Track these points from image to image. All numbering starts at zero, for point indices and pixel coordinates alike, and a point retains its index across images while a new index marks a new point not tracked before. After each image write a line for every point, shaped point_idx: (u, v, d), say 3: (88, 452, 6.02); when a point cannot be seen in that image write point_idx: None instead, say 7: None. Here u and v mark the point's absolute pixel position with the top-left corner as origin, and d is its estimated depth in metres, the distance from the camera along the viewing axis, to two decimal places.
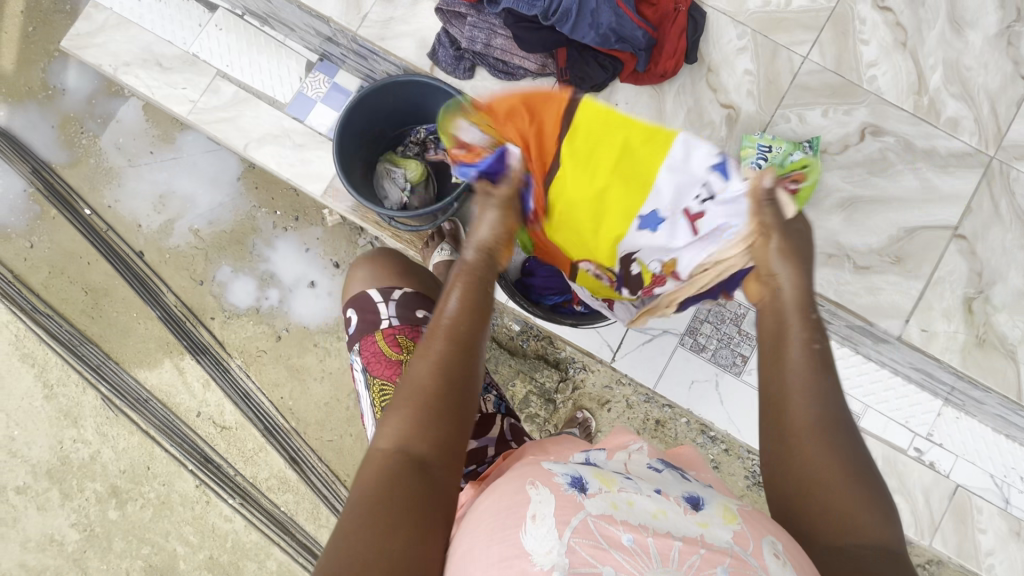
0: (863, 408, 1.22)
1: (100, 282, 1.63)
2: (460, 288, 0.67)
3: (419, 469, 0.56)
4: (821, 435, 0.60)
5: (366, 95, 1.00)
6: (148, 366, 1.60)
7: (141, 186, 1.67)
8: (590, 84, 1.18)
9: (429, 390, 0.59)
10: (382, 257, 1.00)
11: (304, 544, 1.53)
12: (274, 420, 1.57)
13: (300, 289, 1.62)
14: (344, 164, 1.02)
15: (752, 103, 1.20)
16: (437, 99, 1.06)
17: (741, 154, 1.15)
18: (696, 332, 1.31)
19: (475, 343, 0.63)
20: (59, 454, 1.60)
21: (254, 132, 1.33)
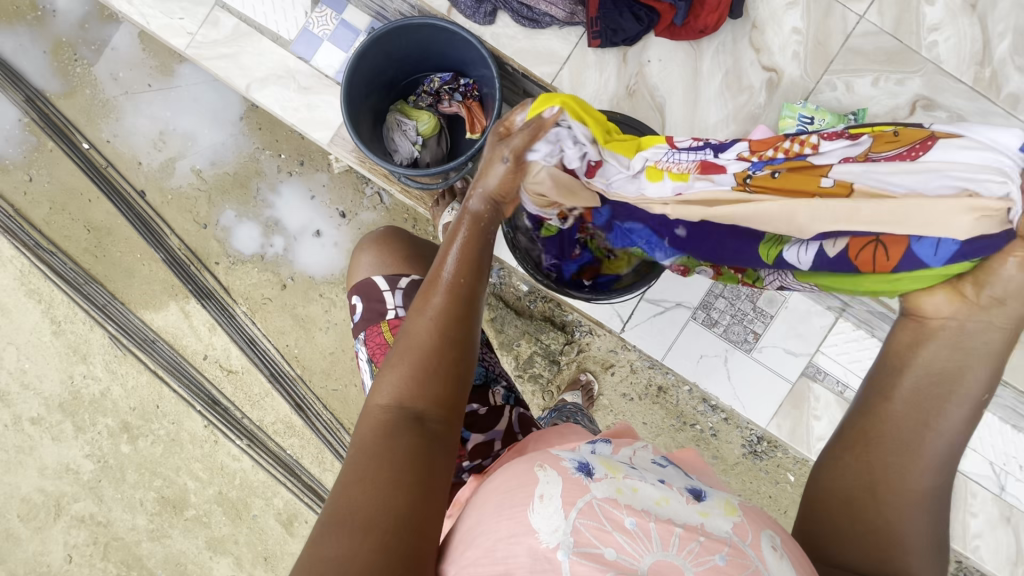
0: None
1: (102, 220, 1.60)
2: (464, 236, 0.62)
3: (417, 423, 0.56)
4: (931, 503, 0.56)
5: (376, 39, 0.93)
6: (154, 309, 1.60)
7: (139, 121, 1.60)
8: (623, 37, 1.09)
9: (426, 340, 0.58)
10: (387, 238, 0.97)
11: (309, 485, 1.58)
12: (280, 366, 1.58)
13: (305, 238, 1.59)
14: (353, 118, 0.95)
15: (796, 67, 1.10)
16: (450, 44, 0.98)
17: (779, 124, 1.07)
18: (710, 307, 1.27)
19: (477, 296, 0.61)
20: (70, 388, 1.63)
21: (256, 72, 1.24)
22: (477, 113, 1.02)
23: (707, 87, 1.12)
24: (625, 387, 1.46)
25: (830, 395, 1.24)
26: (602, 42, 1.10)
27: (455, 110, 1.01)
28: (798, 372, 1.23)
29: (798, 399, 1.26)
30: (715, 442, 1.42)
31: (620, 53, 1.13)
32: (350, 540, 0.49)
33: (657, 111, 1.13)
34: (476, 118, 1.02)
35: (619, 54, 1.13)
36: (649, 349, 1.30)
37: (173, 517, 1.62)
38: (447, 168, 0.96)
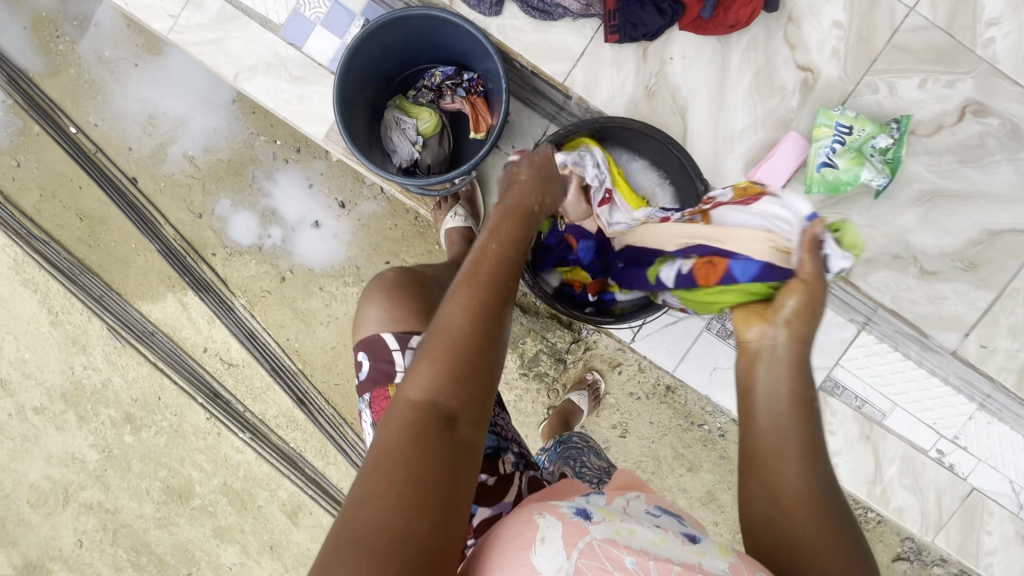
0: (891, 408, 1.15)
1: (95, 208, 1.55)
2: (504, 228, 0.68)
3: (447, 426, 0.53)
4: (811, 503, 0.53)
5: (371, 30, 0.84)
6: (152, 300, 1.56)
7: (127, 103, 1.52)
8: (644, 31, 1.07)
9: (463, 330, 0.57)
10: (397, 289, 0.91)
11: (313, 478, 1.58)
12: (281, 360, 1.55)
13: (304, 229, 1.53)
14: (347, 117, 0.87)
15: (834, 67, 1.10)
16: (453, 35, 0.90)
17: (814, 133, 1.08)
18: None
19: (510, 293, 0.62)
20: (72, 379, 1.62)
21: (246, 60, 1.15)
22: (482, 112, 0.95)
23: (735, 89, 1.11)
24: (632, 385, 1.45)
25: (847, 409, 1.16)
26: (620, 38, 1.07)
27: (459, 108, 0.94)
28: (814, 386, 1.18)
29: None
30: (722, 442, 1.44)
31: (640, 49, 1.12)
32: (366, 563, 0.46)
33: (679, 113, 1.12)
34: (482, 117, 0.95)
35: (640, 51, 1.12)
36: (662, 360, 1.37)
37: (180, 506, 1.64)
38: (452, 175, 0.88)
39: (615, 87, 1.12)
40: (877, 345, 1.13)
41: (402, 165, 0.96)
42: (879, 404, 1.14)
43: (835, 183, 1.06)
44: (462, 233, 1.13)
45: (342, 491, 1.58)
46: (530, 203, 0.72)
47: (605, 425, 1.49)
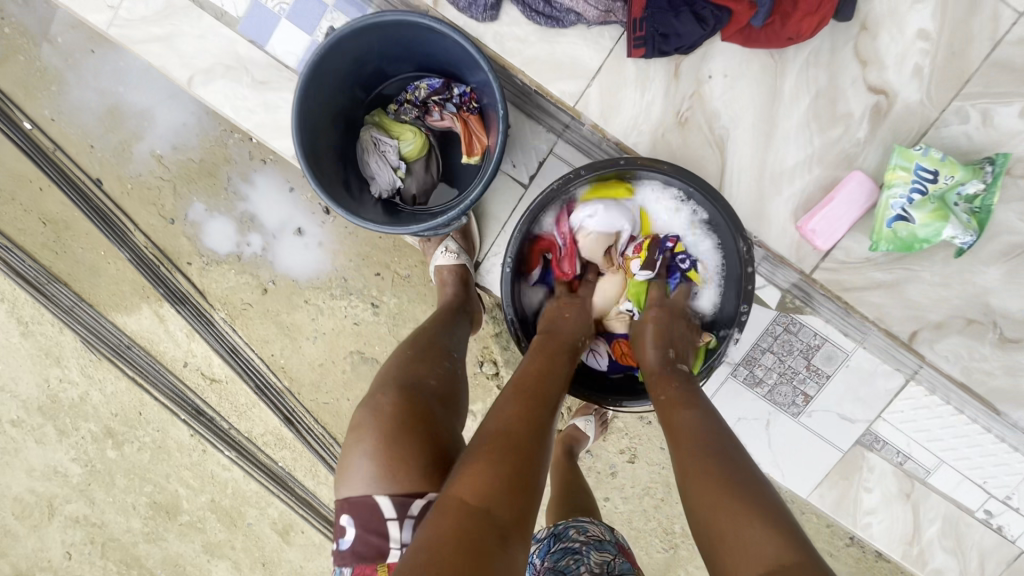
0: (936, 464, 1.13)
1: (59, 212, 1.41)
2: (539, 360, 0.93)
3: (486, 513, 0.66)
4: (716, 453, 0.76)
5: (337, 37, 0.72)
6: (126, 311, 1.45)
7: (85, 94, 1.36)
8: (682, 41, 1.00)
9: (509, 440, 0.75)
10: (396, 437, 0.75)
11: (303, 498, 1.51)
12: (266, 377, 1.45)
13: (286, 237, 1.39)
14: (310, 144, 0.74)
15: (913, 90, 1.04)
16: (437, 42, 0.78)
17: (888, 177, 1.01)
18: (754, 363, 1.14)
19: (543, 410, 0.83)
20: (47, 392, 1.53)
21: (198, 60, 1.09)
22: (476, 131, 0.84)
23: (789, 115, 1.06)
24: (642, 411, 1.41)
25: (887, 465, 1.14)
26: (647, 50, 1.01)
27: (448, 126, 0.83)
28: (852, 440, 1.14)
29: (850, 468, 1.15)
30: None
31: (672, 66, 1.07)
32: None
33: (717, 144, 1.08)
34: (476, 138, 0.84)
35: (671, 68, 1.07)
36: None
37: (167, 521, 1.58)
38: (445, 219, 0.79)
39: (637, 109, 1.08)
40: (930, 401, 1.11)
41: (382, 196, 0.84)
42: (924, 458, 1.13)
43: (908, 241, 1.02)
44: (458, 271, 1.08)
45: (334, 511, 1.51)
46: (579, 340, 1.00)
47: (612, 450, 1.43)
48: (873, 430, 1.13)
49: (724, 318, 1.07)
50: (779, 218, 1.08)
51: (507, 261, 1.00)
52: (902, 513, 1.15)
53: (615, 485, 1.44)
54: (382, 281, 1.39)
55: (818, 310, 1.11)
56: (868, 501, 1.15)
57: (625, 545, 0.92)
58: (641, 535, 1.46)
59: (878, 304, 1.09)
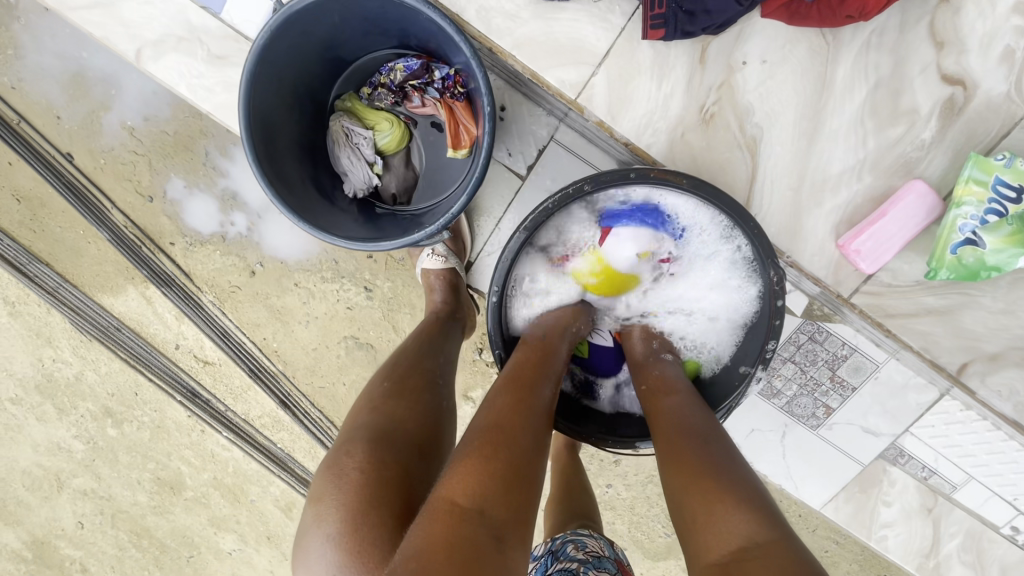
0: (964, 480, 1.08)
1: (31, 188, 1.33)
2: (532, 349, 0.87)
3: (478, 516, 0.60)
4: (693, 442, 0.74)
5: (291, 19, 0.67)
6: (111, 293, 1.40)
7: (46, 59, 1.25)
8: (716, 20, 0.88)
9: (502, 435, 0.70)
10: (360, 511, 0.67)
11: (303, 478, 1.50)
12: (259, 361, 1.41)
13: (271, 216, 1.31)
14: (268, 146, 0.71)
15: (999, 78, 0.92)
16: (409, 18, 0.72)
17: (957, 194, 0.90)
18: (773, 374, 1.07)
19: (534, 398, 0.78)
20: (42, 371, 1.51)
21: (147, 32, 0.99)
22: (463, 119, 0.78)
23: (840, 109, 0.95)
24: None
25: (910, 480, 1.10)
26: (669, 33, 0.89)
27: (429, 113, 0.79)
28: (873, 454, 1.09)
29: (868, 480, 1.12)
30: None
31: (698, 50, 0.95)
32: None
33: (748, 146, 0.98)
34: (462, 127, 0.79)
35: (697, 50, 0.95)
36: None
37: (173, 496, 1.59)
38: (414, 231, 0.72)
39: (652, 104, 0.98)
40: (966, 416, 1.04)
41: (357, 195, 0.81)
42: (951, 474, 1.08)
43: (974, 270, 0.92)
44: (446, 276, 1.01)
45: None
46: (574, 326, 0.93)
47: None
48: (898, 444, 1.08)
49: (744, 354, 0.93)
50: (822, 224, 0.98)
51: (495, 288, 0.88)
52: (920, 527, 1.12)
53: (618, 473, 1.41)
54: (374, 264, 1.32)
55: (848, 318, 1.02)
56: (885, 515, 1.12)
57: (623, 562, 0.91)
58: (644, 520, 1.44)
59: (926, 332, 0.99)
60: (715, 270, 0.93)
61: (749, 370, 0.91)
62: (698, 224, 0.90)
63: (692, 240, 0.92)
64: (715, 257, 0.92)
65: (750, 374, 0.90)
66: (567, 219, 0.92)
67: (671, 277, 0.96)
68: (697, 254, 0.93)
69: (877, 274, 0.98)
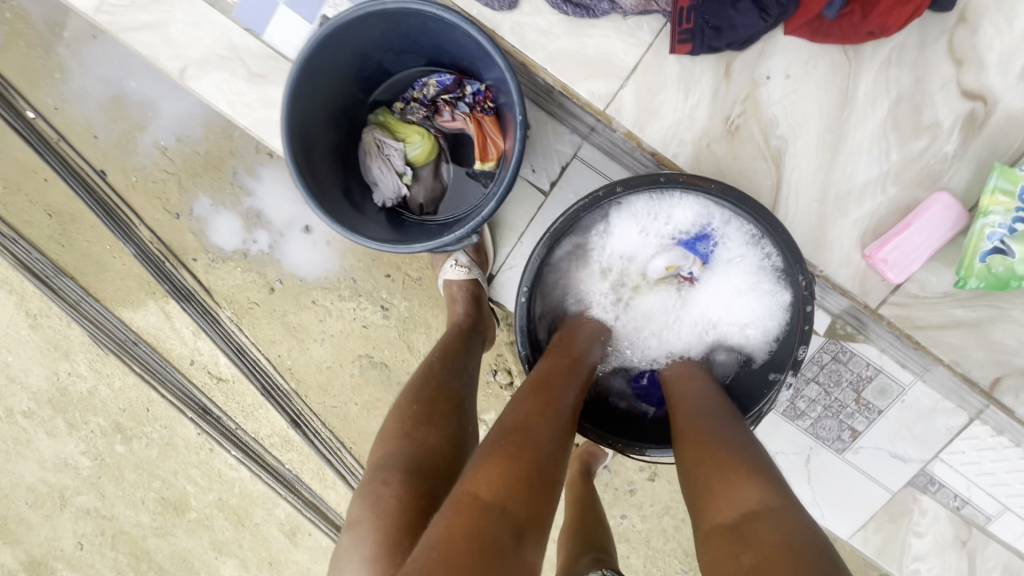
0: (999, 511, 1.04)
1: (63, 204, 1.37)
2: (562, 355, 0.86)
3: (501, 512, 0.58)
4: (709, 423, 0.74)
5: (333, 32, 0.70)
6: (131, 307, 1.42)
7: (89, 82, 1.31)
8: (739, 37, 0.91)
9: (528, 436, 0.69)
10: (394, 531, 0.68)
11: (310, 501, 1.48)
12: (272, 378, 1.41)
13: (293, 234, 1.33)
14: (305, 155, 0.73)
15: (1018, 95, 0.92)
16: (446, 34, 0.75)
17: (986, 201, 0.89)
18: (797, 395, 1.06)
19: (561, 405, 0.76)
20: (57, 384, 1.52)
21: (195, 51, 1.05)
22: (491, 133, 0.82)
23: (864, 123, 0.95)
24: None
25: (941, 509, 1.06)
26: (694, 47, 0.92)
27: (458, 127, 0.82)
28: (903, 480, 1.06)
29: (898, 510, 1.08)
30: None
31: (722, 65, 0.96)
32: None
33: (772, 158, 0.98)
34: (490, 140, 0.82)
35: (722, 67, 0.96)
36: None
37: (176, 517, 1.56)
38: (448, 237, 0.73)
39: (679, 115, 0.98)
40: (997, 441, 1.02)
41: (387, 204, 0.84)
42: (983, 504, 1.04)
43: (1006, 278, 0.90)
44: (468, 287, 1.02)
45: (340, 516, 1.48)
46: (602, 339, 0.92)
47: (632, 467, 1.36)
48: (928, 470, 1.05)
49: (775, 361, 0.92)
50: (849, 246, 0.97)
51: (524, 289, 0.89)
52: (954, 561, 1.07)
53: (633, 504, 1.37)
54: (392, 283, 1.33)
55: (872, 338, 1.03)
56: (917, 547, 1.08)
57: None
58: (660, 555, 1.38)
59: (954, 344, 0.96)
60: (741, 284, 0.92)
61: (779, 377, 0.90)
62: (724, 236, 0.91)
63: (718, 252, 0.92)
64: (739, 272, 0.92)
65: (779, 380, 0.89)
66: (595, 228, 0.93)
67: (693, 297, 0.95)
68: (722, 271, 0.93)
69: (903, 285, 0.96)
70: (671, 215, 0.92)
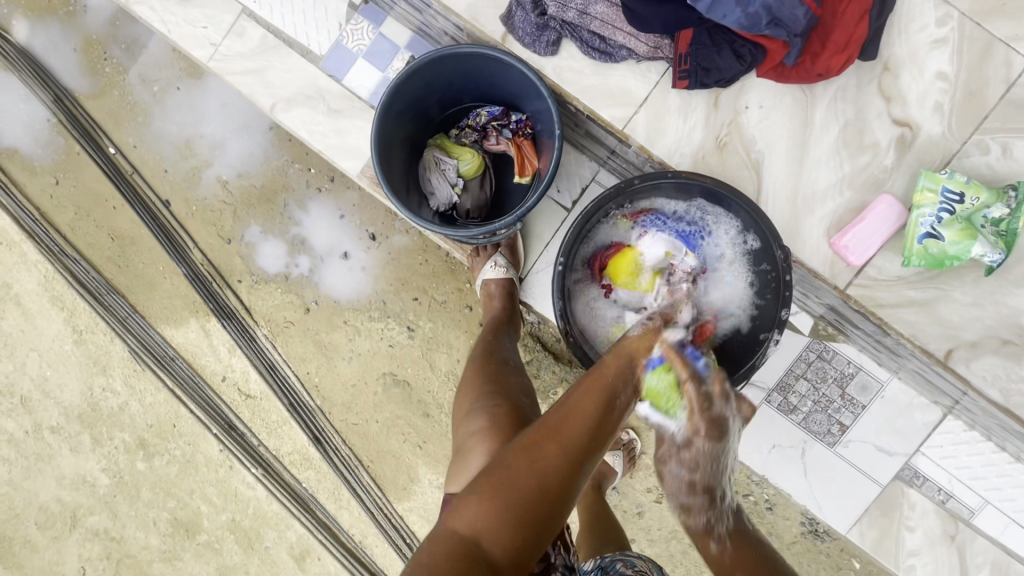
0: (981, 504, 1.14)
1: (126, 229, 1.53)
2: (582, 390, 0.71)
3: (474, 550, 0.64)
4: None
5: (417, 68, 0.89)
6: (174, 325, 1.53)
7: (166, 126, 1.52)
8: (717, 75, 1.09)
9: (513, 483, 0.67)
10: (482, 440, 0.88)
11: (323, 522, 1.50)
12: (299, 396, 1.49)
13: (332, 260, 1.48)
14: (385, 161, 0.90)
15: (935, 122, 1.11)
16: (501, 73, 0.94)
17: (917, 196, 1.06)
18: (788, 390, 1.17)
19: (565, 451, 0.68)
20: (89, 399, 1.59)
21: (283, 90, 1.26)
22: (529, 154, 1.01)
23: (821, 141, 1.13)
24: None
25: (929, 503, 1.15)
26: (691, 82, 1.11)
27: (502, 149, 1.00)
28: (891, 474, 1.15)
29: (889, 508, 1.16)
30: (771, 516, 1.26)
31: (712, 97, 1.14)
32: None
33: (754, 167, 1.15)
34: (527, 159, 1.01)
35: (711, 99, 1.15)
36: None
37: (186, 540, 1.57)
38: (495, 227, 0.89)
39: (681, 135, 1.15)
40: (971, 436, 1.13)
41: (440, 209, 1.01)
42: (966, 499, 1.14)
43: (940, 257, 1.05)
44: (503, 285, 1.18)
45: (352, 538, 1.50)
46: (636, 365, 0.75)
47: (639, 488, 1.40)
48: (911, 463, 1.15)
49: (762, 325, 1.02)
50: (820, 259, 1.11)
51: (559, 260, 0.99)
52: (946, 557, 1.15)
53: (642, 527, 1.40)
54: (419, 305, 1.46)
55: (851, 337, 1.16)
56: (910, 542, 1.16)
57: None
58: None
59: (911, 320, 1.10)
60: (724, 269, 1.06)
61: (768, 335, 1.00)
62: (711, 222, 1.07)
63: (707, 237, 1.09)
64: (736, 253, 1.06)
65: (768, 337, 0.99)
66: (608, 218, 1.07)
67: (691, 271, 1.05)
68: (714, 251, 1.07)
69: (865, 268, 1.11)
70: (674, 207, 1.08)
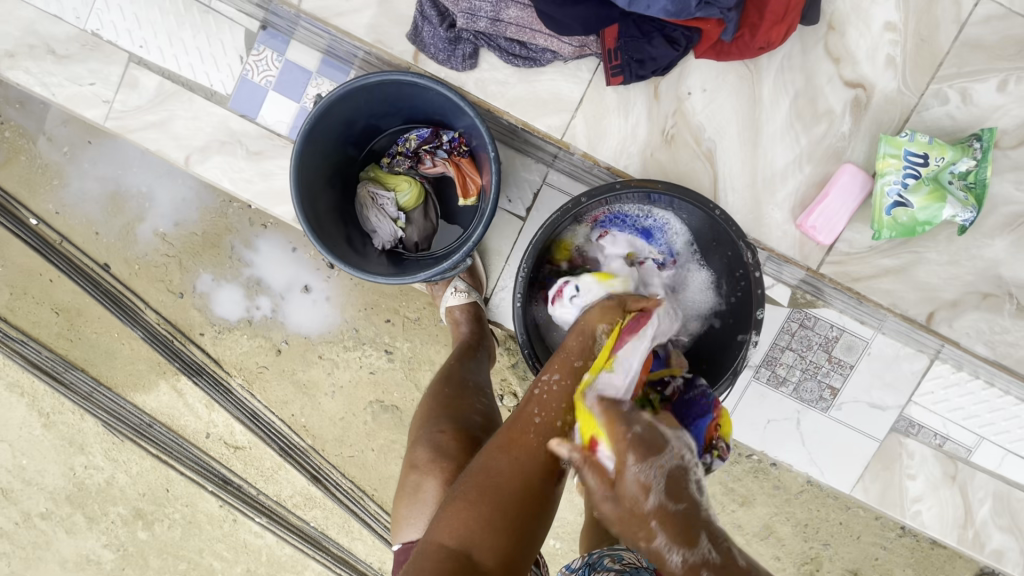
0: (977, 442, 1.17)
1: (70, 300, 1.44)
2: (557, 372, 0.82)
3: (467, 561, 0.69)
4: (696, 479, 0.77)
5: (327, 107, 0.82)
6: (143, 390, 1.46)
7: (87, 184, 1.41)
8: (653, 66, 1.01)
9: (495, 492, 0.73)
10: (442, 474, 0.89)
11: (339, 556, 1.49)
12: (288, 438, 1.45)
13: (293, 295, 1.41)
14: (315, 215, 0.85)
15: (889, 78, 1.06)
16: (420, 95, 0.88)
17: (879, 165, 1.02)
18: (775, 363, 1.16)
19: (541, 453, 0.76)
20: (73, 480, 1.53)
21: (194, 140, 1.17)
22: (469, 172, 0.94)
23: (773, 117, 1.08)
24: None
25: (927, 449, 1.17)
26: (625, 77, 1.02)
27: (439, 171, 0.94)
28: (886, 429, 1.16)
29: (890, 458, 1.18)
30: (776, 471, 1.28)
31: (651, 86, 1.08)
32: None
33: (706, 156, 1.09)
34: (469, 179, 0.94)
35: (651, 89, 1.08)
36: None
37: None
38: (443, 268, 0.84)
39: (624, 133, 1.10)
40: (959, 377, 1.15)
41: (386, 246, 0.96)
42: (961, 438, 1.17)
43: (910, 226, 1.02)
44: (468, 309, 1.14)
45: (371, 566, 1.49)
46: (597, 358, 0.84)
47: None
48: (904, 415, 1.16)
49: (739, 323, 0.99)
50: (789, 228, 1.09)
51: (518, 294, 0.95)
52: (949, 497, 1.18)
53: None
54: (393, 327, 1.40)
55: (831, 302, 1.15)
56: (914, 489, 1.18)
57: None
58: None
59: (889, 289, 1.09)
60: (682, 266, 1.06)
61: (744, 336, 0.98)
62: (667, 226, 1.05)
63: (670, 243, 1.06)
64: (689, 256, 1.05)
65: (747, 339, 0.96)
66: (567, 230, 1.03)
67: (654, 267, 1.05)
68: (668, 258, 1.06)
69: (836, 242, 1.08)
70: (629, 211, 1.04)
